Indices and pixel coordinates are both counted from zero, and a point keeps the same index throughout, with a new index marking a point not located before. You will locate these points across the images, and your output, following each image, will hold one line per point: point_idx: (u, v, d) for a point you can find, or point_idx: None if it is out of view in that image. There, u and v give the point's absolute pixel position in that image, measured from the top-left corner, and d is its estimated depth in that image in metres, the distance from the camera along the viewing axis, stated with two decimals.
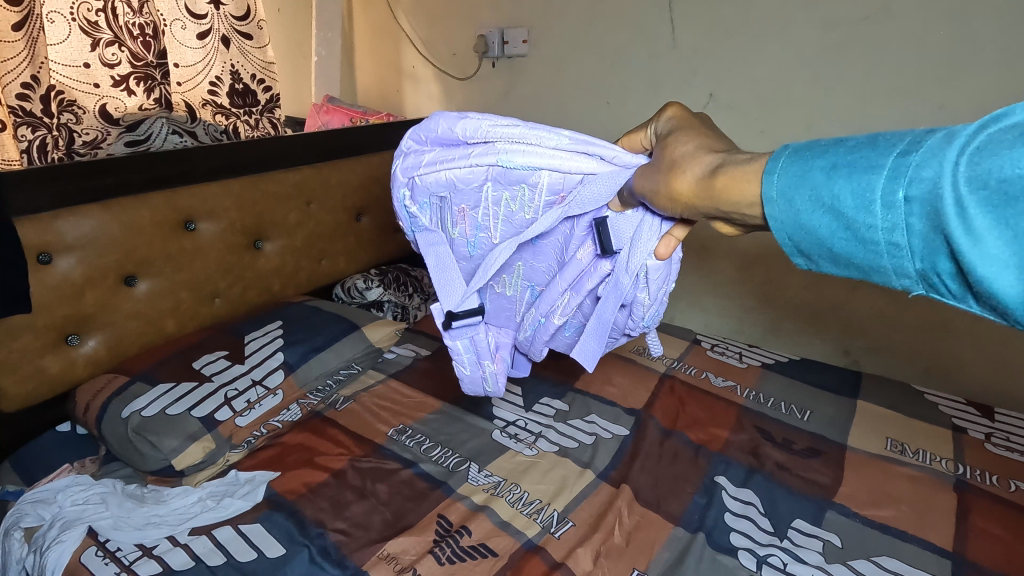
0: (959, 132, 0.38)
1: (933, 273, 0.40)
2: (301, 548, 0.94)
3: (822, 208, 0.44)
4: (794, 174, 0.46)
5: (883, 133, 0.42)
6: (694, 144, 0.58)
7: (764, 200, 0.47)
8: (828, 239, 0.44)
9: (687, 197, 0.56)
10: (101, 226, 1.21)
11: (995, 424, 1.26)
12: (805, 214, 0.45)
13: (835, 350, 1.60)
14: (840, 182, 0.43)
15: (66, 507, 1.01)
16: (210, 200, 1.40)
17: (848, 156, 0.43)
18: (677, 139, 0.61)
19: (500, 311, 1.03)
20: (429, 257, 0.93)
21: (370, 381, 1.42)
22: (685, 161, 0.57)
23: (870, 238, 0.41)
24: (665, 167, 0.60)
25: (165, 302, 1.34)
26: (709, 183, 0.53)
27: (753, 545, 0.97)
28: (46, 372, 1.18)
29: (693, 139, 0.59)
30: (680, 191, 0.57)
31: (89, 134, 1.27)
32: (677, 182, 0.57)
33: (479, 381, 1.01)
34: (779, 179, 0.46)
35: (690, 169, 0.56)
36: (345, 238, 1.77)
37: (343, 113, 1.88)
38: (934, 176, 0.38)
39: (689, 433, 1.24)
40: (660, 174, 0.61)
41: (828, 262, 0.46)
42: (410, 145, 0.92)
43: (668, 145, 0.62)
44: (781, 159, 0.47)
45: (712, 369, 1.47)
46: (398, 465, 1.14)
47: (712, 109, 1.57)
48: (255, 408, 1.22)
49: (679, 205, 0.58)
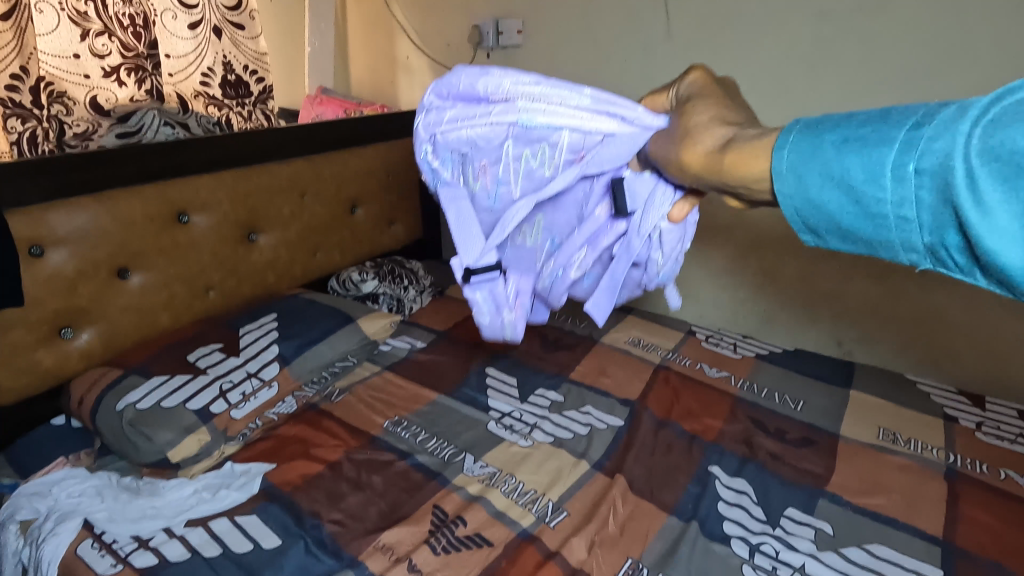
0: (972, 104, 0.37)
1: (941, 247, 0.38)
2: (297, 539, 0.95)
3: (830, 181, 0.42)
4: (806, 147, 0.44)
5: (894, 107, 0.41)
6: (710, 115, 0.55)
7: (774, 175, 0.45)
8: (837, 214, 0.42)
9: (697, 170, 0.54)
10: (93, 219, 1.20)
11: (985, 414, 1.27)
12: (816, 189, 0.43)
13: (828, 340, 1.60)
14: (852, 156, 0.41)
15: (62, 499, 1.01)
16: (203, 193, 1.39)
17: (860, 129, 0.41)
18: (692, 113, 0.58)
19: (520, 259, 0.92)
20: (450, 213, 0.86)
21: (365, 373, 1.43)
22: (698, 131, 0.55)
23: (880, 212, 0.40)
24: (677, 138, 0.58)
25: (159, 295, 1.34)
26: (718, 158, 0.51)
27: (746, 533, 0.98)
28: (40, 366, 1.18)
29: (709, 110, 0.56)
30: (690, 163, 0.55)
31: (80, 126, 1.27)
32: (689, 152, 0.55)
33: (498, 329, 0.90)
34: (788, 154, 0.44)
35: (703, 139, 0.54)
36: (340, 231, 1.76)
37: (337, 104, 1.88)
38: (946, 149, 0.36)
39: (684, 424, 1.25)
40: (676, 139, 0.58)
41: (836, 239, 0.44)
42: (430, 99, 0.86)
43: (684, 115, 0.59)
44: (794, 133, 0.45)
45: (707, 360, 1.47)
46: (393, 456, 1.14)
47: None
48: (250, 401, 1.22)
49: (690, 178, 0.57)
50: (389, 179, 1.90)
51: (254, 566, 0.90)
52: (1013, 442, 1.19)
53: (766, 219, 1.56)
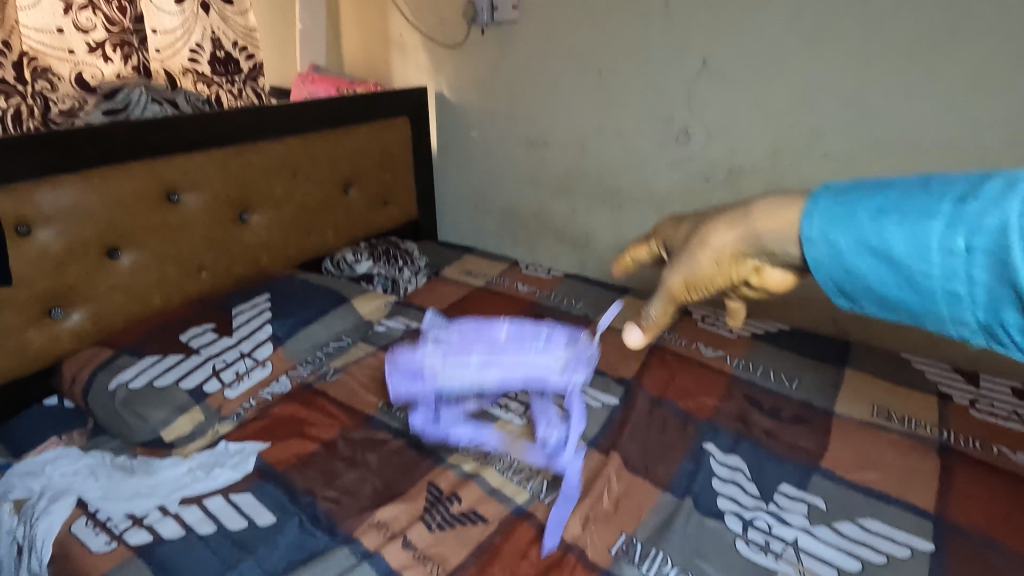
0: (1018, 184, 0.41)
1: (996, 324, 0.42)
2: (292, 516, 0.95)
3: (867, 251, 0.47)
4: (834, 216, 0.50)
5: (933, 182, 0.46)
6: (691, 227, 0.64)
7: (805, 241, 0.51)
8: (878, 285, 0.47)
9: (728, 254, 0.58)
10: (80, 198, 1.19)
11: (980, 391, 1.27)
12: (851, 256, 0.48)
13: (824, 320, 1.60)
14: (890, 228, 0.45)
15: (56, 478, 1.00)
16: (193, 171, 1.36)
17: (894, 203, 0.46)
18: (674, 238, 0.66)
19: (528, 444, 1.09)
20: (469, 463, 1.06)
21: (360, 353, 1.40)
22: (700, 231, 0.60)
23: (925, 285, 0.44)
24: (679, 254, 0.62)
25: (150, 276, 1.33)
26: (747, 224, 0.56)
27: (739, 508, 0.98)
28: (31, 346, 1.17)
29: (684, 225, 0.66)
30: (716, 253, 0.59)
31: (65, 103, 1.23)
32: (712, 242, 0.59)
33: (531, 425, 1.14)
34: (818, 221, 0.51)
35: (718, 224, 0.59)
36: (334, 212, 1.74)
37: (329, 83, 1.85)
38: (996, 227, 0.40)
39: (679, 401, 1.25)
40: (672, 263, 0.63)
41: (874, 305, 0.49)
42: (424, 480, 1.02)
43: (671, 247, 0.66)
44: (823, 201, 0.51)
45: (703, 340, 1.47)
46: (388, 435, 1.14)
47: (704, 79, 1.51)
48: (244, 379, 1.22)
49: (722, 274, 0.60)
50: (384, 159, 1.87)
51: (249, 542, 0.90)
52: (1007, 419, 1.19)
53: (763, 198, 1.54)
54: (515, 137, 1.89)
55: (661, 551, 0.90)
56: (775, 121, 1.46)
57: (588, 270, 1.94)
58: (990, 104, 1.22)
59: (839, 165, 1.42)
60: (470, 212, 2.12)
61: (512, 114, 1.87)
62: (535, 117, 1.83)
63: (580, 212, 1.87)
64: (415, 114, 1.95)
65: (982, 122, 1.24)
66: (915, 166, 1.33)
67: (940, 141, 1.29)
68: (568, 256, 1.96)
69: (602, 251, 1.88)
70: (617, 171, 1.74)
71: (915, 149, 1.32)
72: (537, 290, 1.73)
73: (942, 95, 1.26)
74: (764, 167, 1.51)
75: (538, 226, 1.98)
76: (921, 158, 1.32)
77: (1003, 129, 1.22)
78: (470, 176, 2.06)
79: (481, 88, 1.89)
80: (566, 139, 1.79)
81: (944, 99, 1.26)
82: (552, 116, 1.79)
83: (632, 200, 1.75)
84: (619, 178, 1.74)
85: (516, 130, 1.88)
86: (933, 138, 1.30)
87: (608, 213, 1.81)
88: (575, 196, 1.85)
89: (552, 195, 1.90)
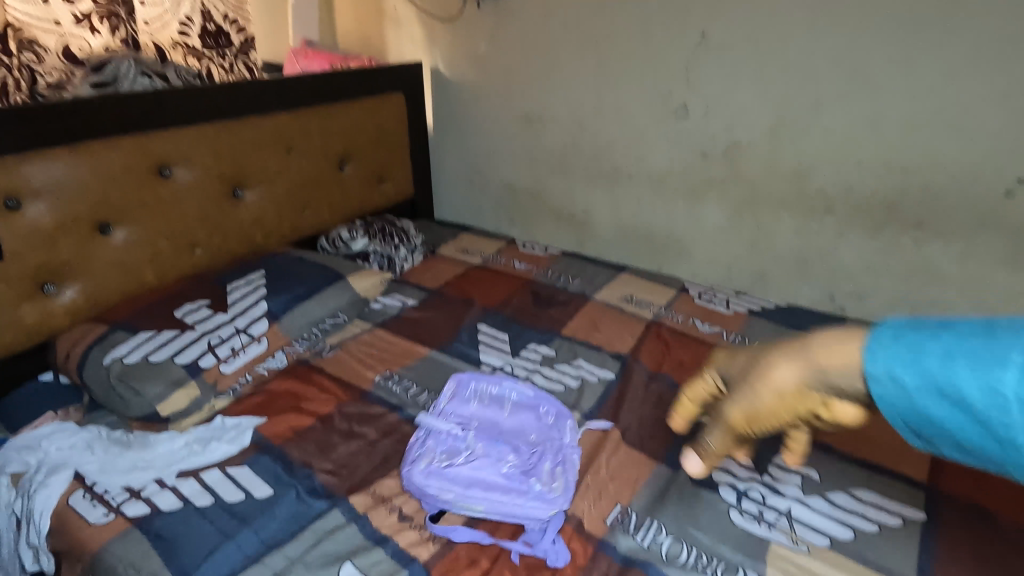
0: None
1: None
2: (289, 488, 0.95)
3: (941, 397, 0.40)
4: (898, 353, 0.43)
5: (999, 321, 0.40)
6: (750, 357, 0.58)
7: (868, 378, 0.45)
8: (956, 432, 0.40)
9: (790, 389, 0.52)
10: (70, 172, 1.17)
11: None
12: (923, 400, 0.41)
13: (821, 296, 1.59)
14: (964, 375, 0.39)
15: (52, 453, 1.00)
16: (185, 145, 1.35)
17: (967, 343, 0.40)
18: (731, 370, 0.61)
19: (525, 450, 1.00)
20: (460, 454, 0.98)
21: (357, 329, 1.42)
22: (760, 365, 0.55)
23: (1009, 439, 0.38)
24: (737, 384, 0.58)
25: (143, 251, 1.31)
26: (809, 357, 0.50)
27: (733, 479, 0.99)
28: (24, 321, 1.17)
29: (743, 356, 0.60)
30: (776, 388, 0.53)
31: (53, 75, 1.22)
32: (771, 377, 0.53)
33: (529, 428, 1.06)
34: (881, 358, 0.44)
35: (778, 358, 0.53)
36: (329, 188, 1.73)
37: (323, 58, 1.81)
38: None
39: (675, 376, 1.25)
40: (733, 394, 0.58)
41: (955, 451, 0.42)
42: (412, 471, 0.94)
43: (727, 381, 0.62)
44: (886, 337, 0.45)
45: (699, 316, 1.47)
46: (384, 409, 1.14)
47: (704, 52, 1.48)
48: (240, 355, 1.21)
49: (786, 408, 0.53)
50: (380, 136, 1.85)
51: (246, 514, 0.90)
52: None
53: (762, 174, 1.53)
54: (512, 114, 1.87)
55: (656, 520, 0.91)
56: (774, 94, 1.44)
57: (585, 248, 1.93)
58: (992, 77, 1.21)
59: (839, 139, 1.40)
60: (466, 190, 2.10)
61: (509, 89, 1.84)
62: (532, 93, 1.80)
63: (577, 189, 1.85)
64: (410, 90, 1.92)
65: (984, 93, 1.22)
66: (914, 139, 1.32)
67: (941, 113, 1.27)
68: (565, 235, 1.95)
69: (599, 229, 1.86)
70: (615, 148, 1.72)
71: (915, 122, 1.31)
72: (534, 268, 1.72)
73: (944, 66, 1.24)
74: (763, 142, 1.49)
75: (535, 204, 1.96)
76: (921, 131, 1.31)
77: (1005, 101, 1.21)
78: (467, 153, 2.04)
79: (477, 63, 1.86)
80: (564, 116, 1.77)
81: (946, 70, 1.24)
82: (549, 92, 1.77)
83: (629, 178, 1.73)
84: (616, 154, 1.72)
85: (513, 106, 1.86)
86: (934, 110, 1.28)
87: (606, 191, 1.80)
88: (572, 174, 1.84)
89: (549, 173, 1.89)
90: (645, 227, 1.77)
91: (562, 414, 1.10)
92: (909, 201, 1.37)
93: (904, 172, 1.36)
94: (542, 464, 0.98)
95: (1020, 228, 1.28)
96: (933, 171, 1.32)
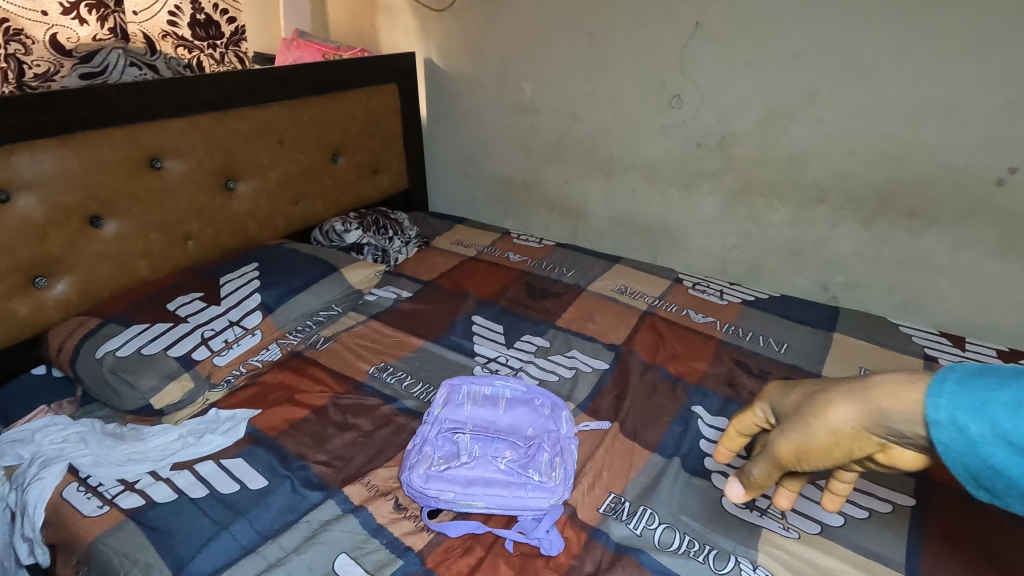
0: None
1: None
2: (284, 480, 0.95)
3: (1005, 444, 0.43)
4: (963, 400, 0.46)
5: None
6: (805, 396, 0.62)
7: (933, 424, 0.47)
8: (1022, 481, 0.42)
9: (846, 430, 0.55)
10: (60, 164, 1.16)
11: (965, 353, 1.29)
12: (986, 447, 0.43)
13: (815, 286, 1.59)
14: None
15: (45, 445, 1.00)
16: (176, 137, 1.33)
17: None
18: (784, 405, 0.65)
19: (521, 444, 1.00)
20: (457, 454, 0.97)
21: (351, 322, 1.42)
22: (817, 403, 0.58)
23: None
24: (790, 421, 0.61)
25: (135, 244, 1.31)
26: (869, 400, 0.53)
27: (725, 467, 1.00)
28: (16, 315, 1.16)
29: (798, 394, 0.64)
30: (834, 427, 0.56)
31: (41, 66, 1.21)
32: (828, 416, 0.56)
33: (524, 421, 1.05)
34: (945, 404, 0.46)
35: (836, 398, 0.56)
36: (322, 180, 1.72)
37: (315, 48, 1.77)
38: None
39: (669, 366, 1.26)
40: (785, 429, 0.62)
41: (1018, 500, 0.44)
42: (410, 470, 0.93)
43: (778, 415, 0.67)
44: (948, 383, 0.47)
45: (693, 306, 1.48)
46: (378, 401, 1.14)
47: (698, 41, 1.48)
48: (233, 348, 1.21)
49: (840, 448, 0.56)
50: (373, 126, 1.84)
51: (240, 505, 0.90)
52: None
53: (756, 164, 1.53)
54: (506, 104, 1.86)
55: (649, 508, 0.92)
56: (768, 84, 1.43)
57: (580, 240, 1.93)
58: (985, 66, 1.21)
59: (832, 129, 1.40)
60: (461, 182, 2.10)
61: (503, 80, 1.83)
62: (526, 83, 1.79)
63: (571, 180, 1.85)
64: (403, 81, 1.91)
65: (976, 82, 1.23)
66: (907, 128, 1.32)
67: (933, 102, 1.28)
68: (559, 226, 1.95)
69: (594, 220, 1.86)
70: (609, 138, 1.71)
71: (908, 111, 1.31)
72: (528, 259, 1.72)
73: (937, 55, 1.24)
74: (757, 132, 1.49)
75: (530, 195, 1.96)
76: (913, 120, 1.31)
77: (996, 90, 1.21)
78: (461, 144, 2.03)
79: (470, 53, 1.85)
80: (558, 106, 1.77)
81: (939, 59, 1.24)
82: (543, 82, 1.76)
83: (624, 168, 1.73)
84: (611, 145, 1.72)
85: (506, 97, 1.85)
86: (927, 99, 1.28)
87: (600, 181, 1.80)
88: (567, 164, 1.83)
89: (543, 164, 1.88)
90: (639, 218, 1.77)
91: (555, 404, 1.09)
92: (901, 190, 1.38)
93: (896, 161, 1.36)
94: (540, 457, 0.97)
95: (1011, 217, 1.29)
96: (926, 160, 1.33)
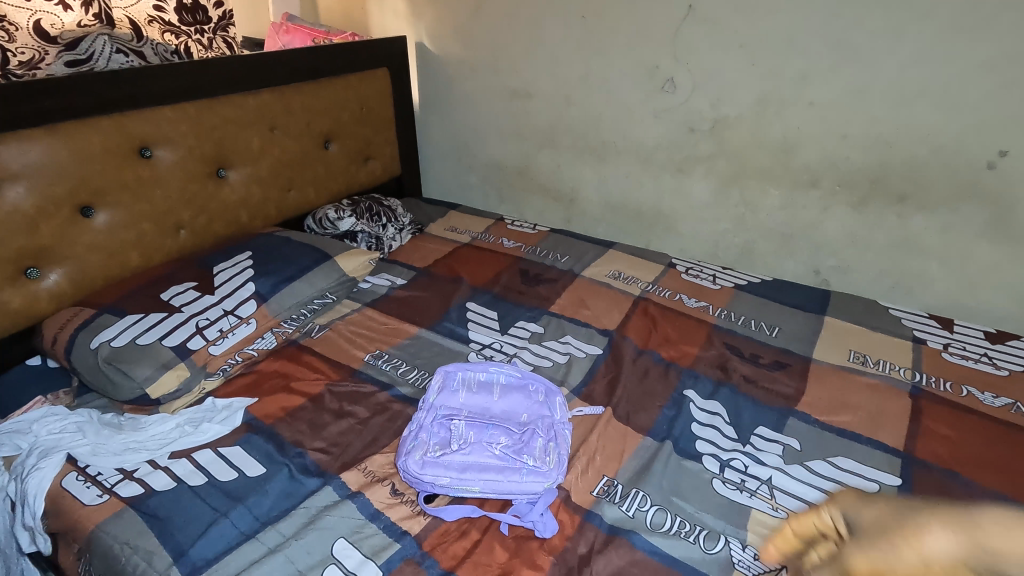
0: None
1: None
2: (282, 467, 0.97)
3: None
4: None
5: None
6: (876, 514, 0.69)
7: None
8: None
9: (941, 564, 0.57)
10: (47, 154, 1.14)
11: (953, 335, 1.30)
12: None
13: (806, 270, 1.60)
14: None
15: (43, 435, 1.00)
16: (165, 125, 1.32)
17: None
18: (854, 515, 0.70)
19: (514, 432, 1.01)
20: (453, 438, 0.98)
21: (346, 310, 1.42)
22: (904, 525, 0.65)
23: None
24: (867, 532, 0.66)
25: (127, 234, 1.30)
26: (974, 536, 0.59)
27: (717, 450, 1.01)
28: (9, 306, 1.16)
29: (873, 508, 0.70)
30: (925, 554, 0.59)
31: (26, 54, 1.21)
32: (923, 541, 0.61)
33: (519, 408, 1.06)
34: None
35: (932, 525, 0.62)
36: (314, 167, 1.71)
37: (304, 32, 1.75)
38: None
39: (661, 351, 1.27)
40: (861, 543, 0.65)
41: None
42: (407, 456, 0.94)
43: (852, 523, 0.69)
44: None
45: (686, 291, 1.49)
46: (374, 388, 1.15)
47: (691, 24, 1.46)
48: (228, 337, 1.21)
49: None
50: (365, 113, 1.82)
51: (240, 493, 0.91)
52: (979, 361, 1.22)
53: (748, 148, 1.53)
54: (498, 89, 1.85)
55: (641, 491, 0.93)
56: (761, 68, 1.43)
57: (573, 225, 1.93)
58: (976, 47, 1.21)
59: (824, 113, 1.40)
60: (454, 167, 2.09)
61: (495, 65, 1.81)
62: (518, 68, 1.78)
63: (565, 166, 1.84)
64: (394, 65, 1.89)
65: (967, 65, 1.23)
66: (898, 112, 1.32)
67: (925, 86, 1.28)
68: (553, 211, 1.95)
69: (587, 205, 1.86)
70: (602, 123, 1.71)
71: (899, 95, 1.31)
72: (522, 245, 1.72)
73: (929, 38, 1.24)
74: (749, 117, 1.49)
75: (523, 180, 1.95)
76: (905, 104, 1.31)
77: (987, 73, 1.21)
78: (453, 130, 2.02)
79: (461, 37, 1.83)
80: (551, 91, 1.76)
81: (931, 42, 1.24)
82: (536, 67, 1.74)
83: (617, 153, 1.73)
84: (604, 129, 1.71)
85: (499, 82, 1.84)
86: (918, 82, 1.28)
87: (594, 166, 1.79)
88: (560, 149, 1.83)
89: (536, 149, 1.87)
90: (633, 203, 1.77)
91: (550, 390, 1.10)
92: (892, 174, 1.38)
93: (888, 145, 1.36)
94: (534, 442, 0.98)
95: (999, 199, 1.30)
96: (916, 144, 1.33)
